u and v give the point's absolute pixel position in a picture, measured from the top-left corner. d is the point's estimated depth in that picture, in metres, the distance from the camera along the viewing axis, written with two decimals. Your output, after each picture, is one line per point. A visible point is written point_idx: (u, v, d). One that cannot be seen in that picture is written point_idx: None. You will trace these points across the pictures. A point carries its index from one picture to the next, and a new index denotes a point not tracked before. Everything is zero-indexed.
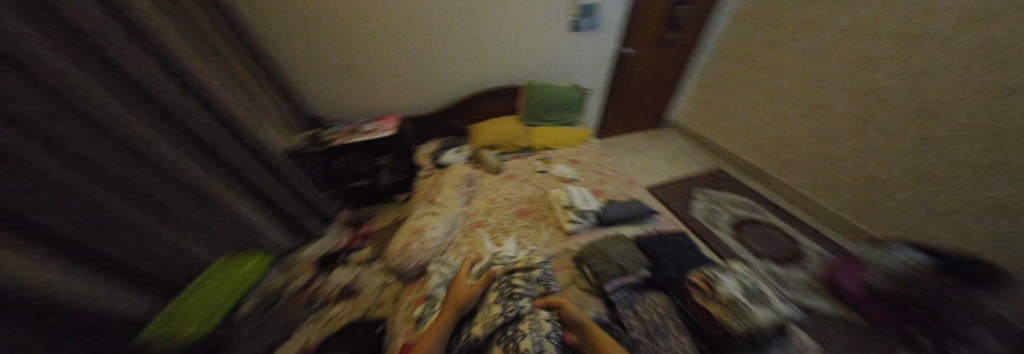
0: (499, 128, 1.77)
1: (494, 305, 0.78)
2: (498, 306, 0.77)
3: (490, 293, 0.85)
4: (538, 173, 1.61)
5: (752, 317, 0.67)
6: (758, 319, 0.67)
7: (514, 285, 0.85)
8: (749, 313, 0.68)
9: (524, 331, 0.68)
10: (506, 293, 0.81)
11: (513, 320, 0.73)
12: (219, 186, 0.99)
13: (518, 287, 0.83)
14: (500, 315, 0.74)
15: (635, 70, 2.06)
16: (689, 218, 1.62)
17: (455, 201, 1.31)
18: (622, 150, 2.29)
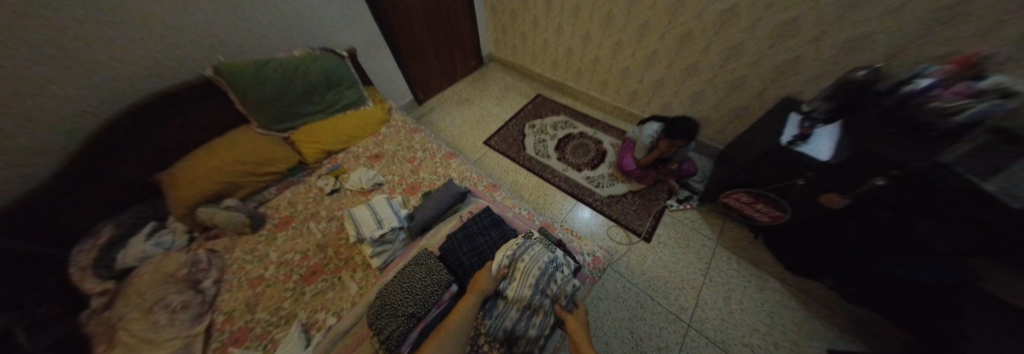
0: (218, 159, 1.04)
1: (528, 283, 0.63)
2: (531, 286, 0.63)
3: (534, 264, 0.65)
4: (328, 197, 1.14)
5: (566, 269, 0.68)
6: (569, 270, 0.68)
7: (558, 272, 0.67)
8: (564, 267, 0.68)
9: (534, 325, 0.60)
10: (543, 283, 0.64)
11: (533, 308, 0.62)
12: None
13: (559, 275, 0.66)
14: (532, 296, 0.62)
15: (405, 7, 1.57)
16: (522, 159, 1.59)
17: (163, 334, 0.76)
18: (449, 109, 2.00)
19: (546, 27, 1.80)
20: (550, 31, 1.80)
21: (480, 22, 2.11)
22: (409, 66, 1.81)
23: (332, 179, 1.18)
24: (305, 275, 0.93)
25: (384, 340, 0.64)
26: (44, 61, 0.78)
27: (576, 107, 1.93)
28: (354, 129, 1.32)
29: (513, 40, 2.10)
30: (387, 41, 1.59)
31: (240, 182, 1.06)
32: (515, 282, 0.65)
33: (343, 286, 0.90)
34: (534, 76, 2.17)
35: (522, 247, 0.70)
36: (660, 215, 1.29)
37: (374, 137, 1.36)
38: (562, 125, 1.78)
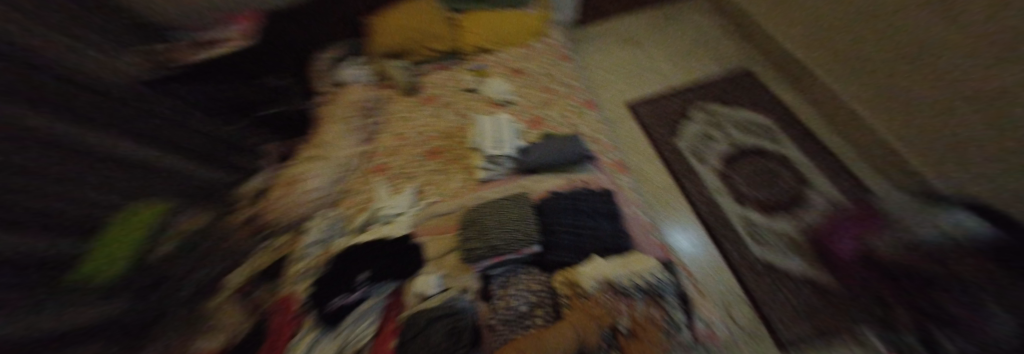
0: (407, 22, 1.19)
1: (621, 311, 0.54)
2: (621, 313, 0.53)
3: (636, 296, 0.55)
4: (464, 93, 1.19)
5: (675, 322, 0.54)
6: (678, 322, 0.54)
7: (662, 313, 0.54)
8: (674, 318, 0.54)
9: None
10: (636, 320, 0.53)
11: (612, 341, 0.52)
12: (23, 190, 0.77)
13: (664, 320, 0.53)
14: (618, 327, 0.53)
15: None
16: (666, 148, 1.27)
17: (347, 140, 1.10)
18: (612, 44, 1.65)
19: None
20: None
21: None
22: None
23: (474, 78, 1.20)
24: (428, 152, 1.09)
25: (465, 246, 0.71)
26: None
27: (791, 113, 1.30)
28: (511, 33, 1.22)
29: None
30: None
31: (415, 47, 1.20)
32: (632, 315, 0.53)
33: (448, 178, 1.01)
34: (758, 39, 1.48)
35: (636, 273, 0.58)
36: (833, 333, 0.77)
37: (524, 48, 1.23)
38: (750, 131, 1.26)
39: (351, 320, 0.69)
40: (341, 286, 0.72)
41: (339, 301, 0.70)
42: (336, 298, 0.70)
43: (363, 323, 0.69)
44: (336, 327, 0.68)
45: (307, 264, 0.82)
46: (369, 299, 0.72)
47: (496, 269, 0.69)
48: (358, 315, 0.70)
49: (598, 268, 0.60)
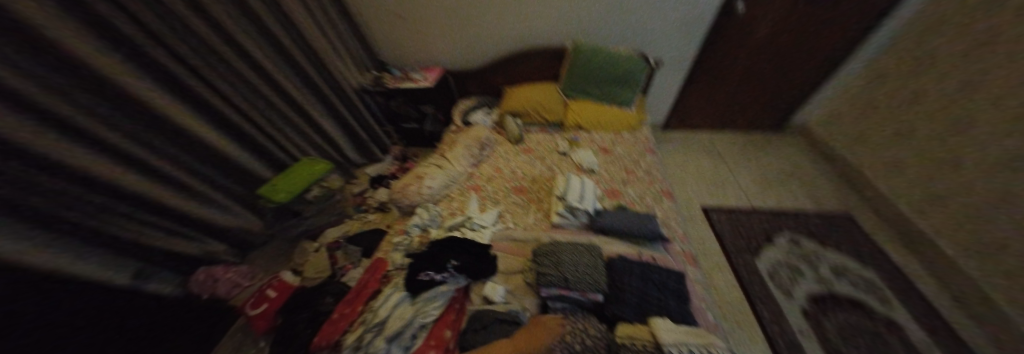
0: (531, 96, 1.61)
1: None
2: None
3: None
4: (557, 154, 1.46)
5: None
6: None
7: None
8: None
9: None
10: None
11: None
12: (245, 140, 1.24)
13: None
14: None
15: (749, 42, 1.44)
16: (740, 264, 1.24)
17: (461, 160, 1.41)
18: (694, 150, 1.81)
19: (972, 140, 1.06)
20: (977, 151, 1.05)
21: (829, 86, 1.58)
22: (691, 96, 1.73)
23: (567, 145, 1.49)
24: (515, 188, 1.34)
25: (538, 271, 0.83)
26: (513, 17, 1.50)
27: (910, 277, 1.14)
28: (607, 122, 1.52)
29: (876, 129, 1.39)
30: (693, 69, 1.58)
31: (531, 113, 1.59)
32: None
33: (527, 214, 1.21)
34: (864, 187, 1.44)
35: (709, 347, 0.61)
36: None
37: (614, 134, 1.50)
38: (856, 284, 1.13)
39: (429, 294, 0.85)
40: (431, 264, 0.91)
41: (427, 274, 0.88)
42: (425, 271, 0.89)
43: (436, 300, 0.85)
44: (418, 295, 0.85)
45: (410, 242, 1.08)
46: (446, 283, 0.88)
47: (556, 302, 0.79)
48: (435, 292, 0.86)
49: (664, 327, 0.65)
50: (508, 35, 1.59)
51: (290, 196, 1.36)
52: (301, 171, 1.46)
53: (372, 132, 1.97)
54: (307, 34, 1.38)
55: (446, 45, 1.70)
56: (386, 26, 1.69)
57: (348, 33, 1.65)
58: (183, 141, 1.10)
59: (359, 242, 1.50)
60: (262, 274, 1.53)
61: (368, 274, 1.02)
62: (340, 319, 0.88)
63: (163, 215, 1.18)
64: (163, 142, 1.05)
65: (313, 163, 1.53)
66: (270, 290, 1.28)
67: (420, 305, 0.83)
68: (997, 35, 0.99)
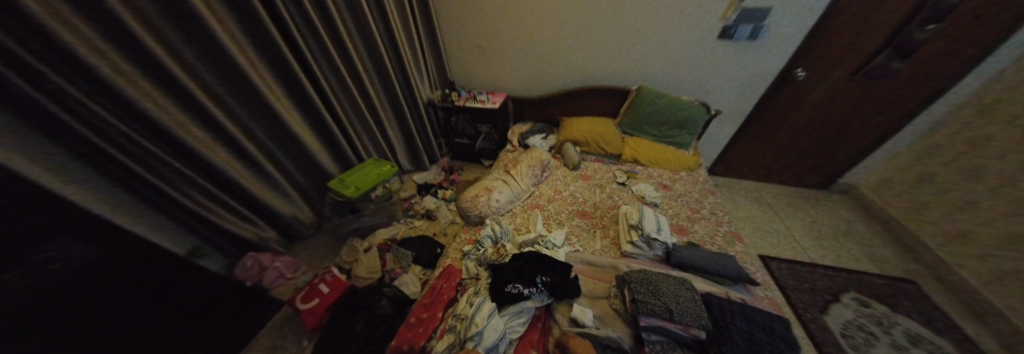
0: (591, 128, 1.70)
1: None
2: None
3: None
4: (616, 184, 1.49)
5: None
6: None
7: None
8: None
9: None
10: None
11: None
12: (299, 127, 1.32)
13: None
14: None
15: (802, 104, 1.55)
16: (809, 319, 1.19)
17: (525, 179, 1.44)
18: (741, 199, 1.84)
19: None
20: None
21: (877, 155, 1.64)
22: (740, 146, 1.82)
23: (626, 176, 1.53)
24: (578, 211, 1.35)
25: (634, 298, 0.81)
26: (583, 56, 1.66)
27: None
28: (664, 160, 1.59)
29: (929, 198, 1.42)
30: (748, 120, 1.69)
31: (590, 143, 1.68)
32: None
33: (593, 238, 1.20)
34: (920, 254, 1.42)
35: None
36: None
37: (671, 172, 1.56)
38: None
39: (517, 308, 0.84)
40: (516, 277, 0.89)
41: (516, 288, 0.86)
42: (513, 285, 0.86)
43: (523, 317, 0.84)
44: (505, 308, 0.83)
45: (484, 252, 1.06)
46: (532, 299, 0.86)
47: (653, 334, 0.76)
48: (522, 308, 0.84)
49: None
50: (574, 72, 1.75)
51: (361, 193, 1.41)
52: (370, 172, 1.54)
53: (427, 143, 2.07)
54: (398, 48, 1.55)
55: (517, 73, 1.87)
56: (464, 51, 1.88)
57: (428, 52, 1.85)
58: (263, 116, 1.22)
59: (409, 247, 1.50)
60: (306, 267, 1.51)
61: (442, 280, 1.00)
62: (418, 324, 0.86)
63: (232, 191, 1.23)
64: (244, 112, 1.15)
65: (377, 163, 1.62)
66: (323, 284, 1.25)
67: (509, 320, 0.82)
68: None
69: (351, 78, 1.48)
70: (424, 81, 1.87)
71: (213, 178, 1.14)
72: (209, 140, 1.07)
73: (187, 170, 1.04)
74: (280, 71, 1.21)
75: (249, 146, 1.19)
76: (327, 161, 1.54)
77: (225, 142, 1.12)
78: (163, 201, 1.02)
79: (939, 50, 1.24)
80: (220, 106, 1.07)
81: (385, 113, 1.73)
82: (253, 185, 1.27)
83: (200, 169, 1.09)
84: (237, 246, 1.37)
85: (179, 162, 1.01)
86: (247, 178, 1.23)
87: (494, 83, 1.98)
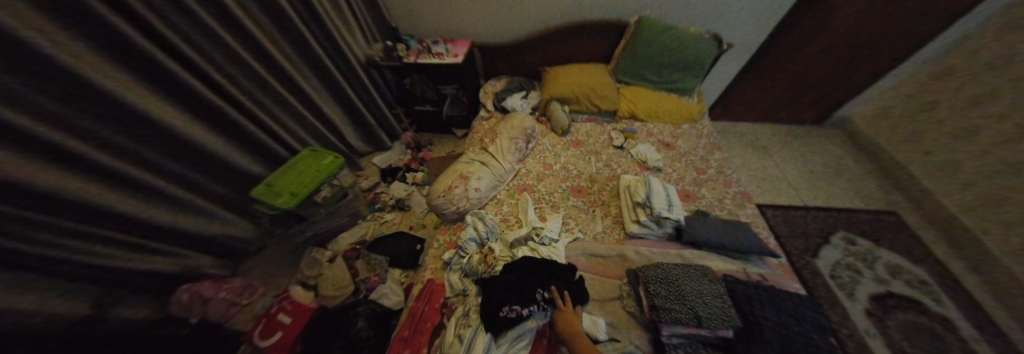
0: (579, 79, 1.39)
1: None
2: None
3: None
4: (613, 148, 1.28)
5: None
6: None
7: None
8: None
9: None
10: None
11: None
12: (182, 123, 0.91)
13: None
14: None
15: (825, 27, 1.30)
16: (802, 266, 1.20)
17: (507, 155, 1.18)
18: (737, 144, 1.72)
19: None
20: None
21: (880, 85, 1.50)
22: (743, 84, 1.62)
23: (623, 138, 1.31)
24: (572, 188, 1.15)
25: (652, 304, 0.68)
26: None
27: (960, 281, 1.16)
28: (665, 112, 1.37)
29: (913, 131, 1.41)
30: (758, 53, 1.45)
31: (579, 100, 1.39)
32: None
33: (593, 219, 1.04)
34: (902, 185, 1.44)
35: None
36: None
37: (673, 126, 1.36)
38: (910, 283, 1.13)
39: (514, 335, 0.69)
40: (509, 297, 0.72)
41: (511, 313, 0.69)
42: (504, 309, 0.69)
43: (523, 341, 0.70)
44: (501, 340, 0.68)
45: (469, 260, 0.87)
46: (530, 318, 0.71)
47: (676, 340, 0.65)
48: (520, 332, 0.69)
49: None
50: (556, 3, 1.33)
51: (300, 200, 1.10)
52: (308, 168, 1.19)
53: (380, 116, 1.66)
54: None
55: (480, 10, 1.40)
56: None
57: None
58: (118, 118, 0.79)
59: (383, 248, 1.30)
60: (263, 287, 1.28)
61: (423, 302, 0.84)
62: None
63: (117, 223, 0.90)
64: (83, 116, 0.73)
65: (316, 154, 1.27)
66: (283, 314, 1.07)
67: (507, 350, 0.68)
68: None
69: (234, 36, 0.99)
70: (355, 30, 1.36)
71: (74, 215, 0.79)
72: (40, 166, 0.68)
73: (21, 211, 0.69)
74: (110, 38, 0.73)
75: (117, 161, 0.81)
76: (244, 159, 1.17)
77: (70, 163, 0.74)
78: (12, 257, 0.71)
79: None
80: (28, 112, 0.64)
81: (312, 85, 1.29)
82: (147, 210, 0.93)
83: (41, 208, 0.73)
84: (163, 282, 1.09)
85: (9, 204, 0.67)
86: (131, 205, 0.89)
87: (454, 27, 1.51)
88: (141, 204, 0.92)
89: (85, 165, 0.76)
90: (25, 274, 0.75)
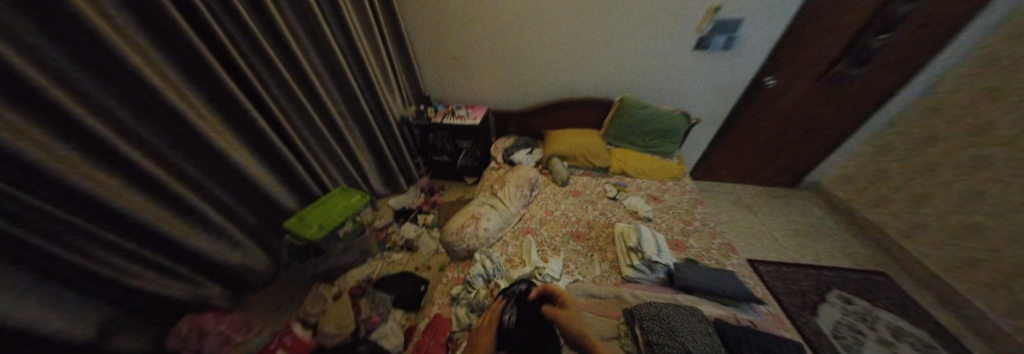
0: (576, 141, 1.66)
1: None
2: None
3: None
4: (608, 199, 1.44)
5: None
6: None
7: None
8: None
9: None
10: None
11: None
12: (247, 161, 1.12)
13: None
14: None
15: (773, 110, 1.62)
16: (802, 322, 1.21)
17: (514, 200, 1.34)
18: (722, 201, 1.89)
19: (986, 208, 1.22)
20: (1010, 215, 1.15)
21: (843, 151, 1.74)
22: (719, 150, 1.87)
23: (616, 190, 1.49)
24: (572, 233, 1.26)
25: (648, 342, 0.74)
26: (567, 68, 1.63)
27: (965, 346, 1.15)
28: (652, 170, 1.58)
29: (891, 194, 1.55)
30: (726, 126, 1.75)
31: (577, 157, 1.63)
32: None
33: (592, 263, 1.12)
34: (888, 248, 1.54)
35: None
36: None
37: (659, 182, 1.55)
38: (914, 346, 1.14)
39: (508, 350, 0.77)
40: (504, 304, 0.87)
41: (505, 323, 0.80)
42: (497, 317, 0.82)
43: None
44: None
45: (475, 295, 0.95)
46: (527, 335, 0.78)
47: None
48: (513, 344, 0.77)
49: None
50: (557, 84, 1.71)
51: (325, 233, 1.23)
52: (337, 204, 1.36)
53: (402, 163, 1.90)
54: (364, 62, 1.38)
55: (501, 84, 1.77)
56: (439, 64, 1.77)
57: (399, 65, 1.70)
58: (199, 153, 1.02)
59: (389, 287, 1.32)
60: (262, 324, 1.27)
61: (429, 336, 0.88)
62: None
63: (160, 246, 1.00)
64: (174, 149, 0.95)
65: (345, 192, 1.45)
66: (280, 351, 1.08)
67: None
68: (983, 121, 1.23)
69: (309, 99, 1.30)
70: (396, 97, 1.72)
71: (140, 238, 0.94)
72: (127, 191, 0.86)
73: (98, 229, 0.83)
74: (210, 95, 1.01)
75: (188, 192, 1.00)
76: (282, 194, 1.32)
77: (157, 193, 0.94)
78: (66, 266, 0.81)
79: (896, 58, 1.35)
80: (133, 143, 0.86)
81: (354, 135, 1.56)
82: (201, 243, 1.08)
83: (108, 223, 0.86)
84: (175, 309, 1.13)
85: (93, 222, 0.83)
86: (191, 236, 1.04)
87: (474, 97, 1.88)
88: (186, 234, 1.02)
89: (157, 190, 0.93)
90: (59, 285, 0.84)
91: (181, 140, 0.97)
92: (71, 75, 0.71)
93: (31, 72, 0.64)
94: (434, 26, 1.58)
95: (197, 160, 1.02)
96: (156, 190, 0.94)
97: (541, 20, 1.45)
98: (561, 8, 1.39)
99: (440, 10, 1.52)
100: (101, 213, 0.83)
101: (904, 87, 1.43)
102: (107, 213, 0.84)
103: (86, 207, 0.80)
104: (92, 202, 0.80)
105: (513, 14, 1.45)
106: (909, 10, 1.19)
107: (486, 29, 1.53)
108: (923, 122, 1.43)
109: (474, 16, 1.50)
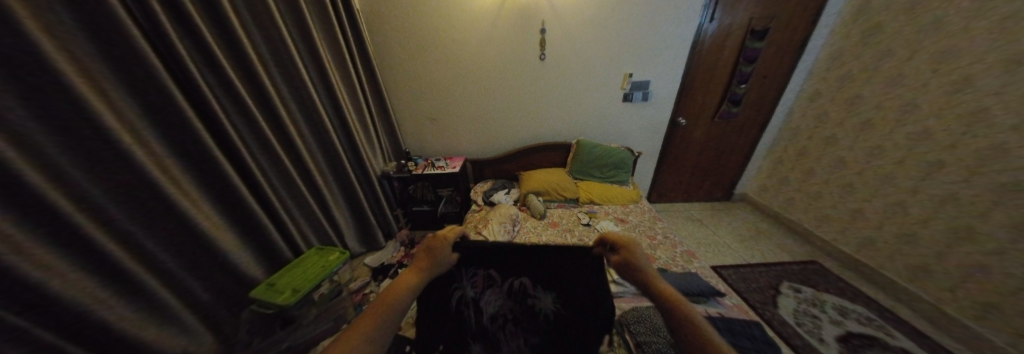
0: (547, 178, 1.87)
1: None
2: None
3: None
4: (582, 226, 1.59)
5: None
6: None
7: None
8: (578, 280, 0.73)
9: None
10: None
11: None
12: (220, 229, 1.08)
13: None
14: None
15: (692, 140, 2.06)
16: (769, 315, 1.35)
17: (498, 236, 1.41)
18: (679, 219, 2.15)
19: (871, 199, 1.58)
20: (893, 199, 1.49)
21: (753, 164, 2.24)
22: (664, 175, 2.23)
23: (588, 217, 1.66)
24: None
25: (637, 342, 0.81)
26: (529, 121, 1.96)
27: (894, 313, 1.36)
28: (614, 197, 1.81)
29: (802, 197, 1.94)
30: (663, 157, 2.13)
31: (550, 192, 1.81)
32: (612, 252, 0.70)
33: None
34: (815, 241, 1.84)
35: None
36: None
37: (623, 206, 1.77)
38: (860, 320, 1.31)
39: (483, 275, 0.76)
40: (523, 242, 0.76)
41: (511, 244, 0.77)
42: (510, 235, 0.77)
43: (478, 278, 0.76)
44: (470, 269, 0.76)
45: None
46: (529, 264, 0.76)
47: None
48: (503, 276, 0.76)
49: None
50: (523, 133, 2.01)
51: (298, 297, 1.13)
52: (314, 264, 1.30)
53: (381, 217, 1.90)
54: (348, 124, 1.52)
55: (474, 137, 2.02)
56: (417, 125, 2.00)
57: (381, 128, 1.88)
58: (169, 231, 0.94)
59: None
60: None
61: None
62: None
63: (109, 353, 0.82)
64: (145, 228, 0.89)
65: (323, 251, 1.40)
66: None
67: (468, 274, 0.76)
68: (840, 135, 1.73)
69: (293, 162, 1.36)
70: (377, 154, 1.83)
71: (90, 345, 0.78)
72: (85, 281, 0.75)
73: (39, 331, 0.68)
74: (198, 167, 1.02)
75: (152, 279, 0.89)
76: (251, 265, 1.21)
77: (121, 284, 0.82)
78: None
79: (755, 98, 1.94)
80: (104, 228, 0.80)
81: (334, 193, 1.59)
82: (158, 339, 0.90)
83: (57, 327, 0.72)
84: None
85: (35, 324, 0.68)
86: (153, 333, 0.89)
87: (451, 150, 2.09)
88: (142, 328, 0.86)
89: (123, 279, 0.83)
90: None
91: (160, 218, 0.92)
92: (50, 154, 0.70)
93: (10, 153, 0.63)
94: (414, 95, 1.87)
95: (172, 237, 0.95)
96: (119, 280, 0.82)
97: (504, 86, 1.82)
98: (521, 76, 1.79)
99: (420, 83, 1.83)
100: (54, 315, 0.71)
101: (770, 116, 2.04)
102: (60, 313, 0.71)
103: (40, 308, 0.69)
104: (44, 300, 0.69)
105: (481, 83, 1.81)
106: (751, 69, 1.78)
107: (461, 95, 1.85)
108: (798, 140, 1.97)
109: (449, 86, 1.83)
